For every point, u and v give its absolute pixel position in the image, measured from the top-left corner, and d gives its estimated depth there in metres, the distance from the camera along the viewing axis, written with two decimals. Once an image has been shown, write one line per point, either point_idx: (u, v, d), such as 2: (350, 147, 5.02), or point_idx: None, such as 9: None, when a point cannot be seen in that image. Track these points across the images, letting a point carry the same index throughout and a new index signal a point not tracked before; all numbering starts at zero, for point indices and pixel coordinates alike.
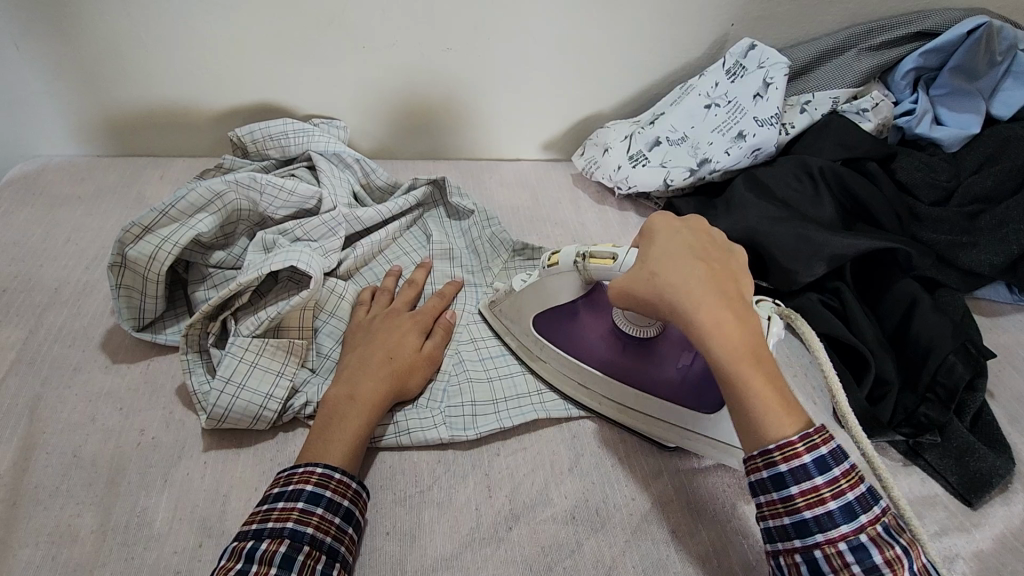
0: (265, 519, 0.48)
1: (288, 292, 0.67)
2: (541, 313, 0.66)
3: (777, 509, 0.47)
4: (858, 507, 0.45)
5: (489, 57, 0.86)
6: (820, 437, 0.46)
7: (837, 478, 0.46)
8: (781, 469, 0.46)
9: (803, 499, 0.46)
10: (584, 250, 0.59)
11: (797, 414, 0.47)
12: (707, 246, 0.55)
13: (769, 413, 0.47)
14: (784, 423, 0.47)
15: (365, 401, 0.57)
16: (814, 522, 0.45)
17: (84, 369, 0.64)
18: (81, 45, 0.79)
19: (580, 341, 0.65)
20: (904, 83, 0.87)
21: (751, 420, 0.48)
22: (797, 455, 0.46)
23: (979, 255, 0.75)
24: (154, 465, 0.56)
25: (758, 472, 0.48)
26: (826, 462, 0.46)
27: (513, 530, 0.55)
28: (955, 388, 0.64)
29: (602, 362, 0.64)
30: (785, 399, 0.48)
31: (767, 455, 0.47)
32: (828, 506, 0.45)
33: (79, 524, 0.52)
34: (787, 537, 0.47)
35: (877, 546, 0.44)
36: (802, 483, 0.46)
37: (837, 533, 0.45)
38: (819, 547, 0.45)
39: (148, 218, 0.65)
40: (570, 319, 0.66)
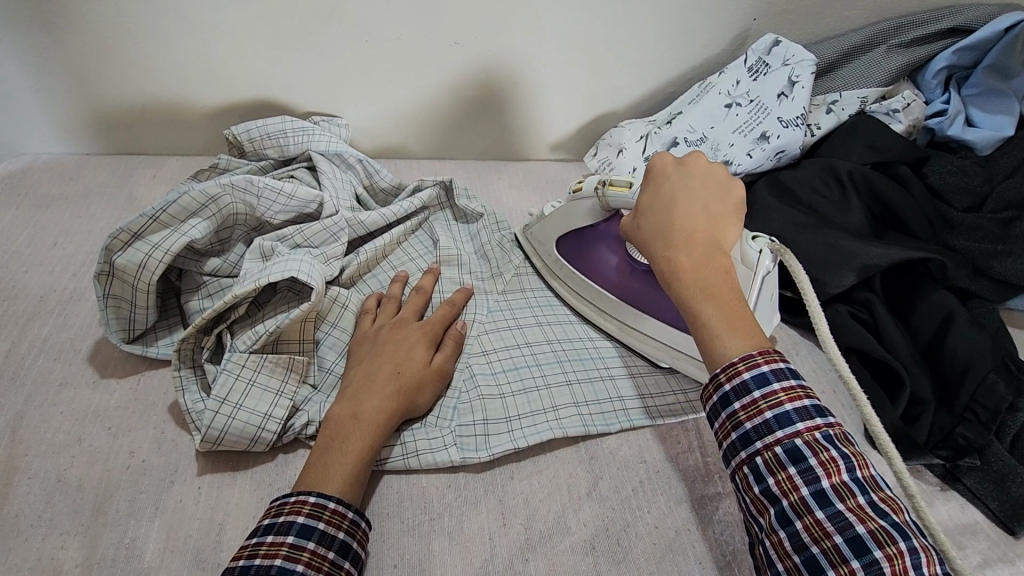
0: (252, 555, 0.44)
1: (288, 303, 0.63)
2: (564, 235, 0.71)
3: (725, 428, 0.44)
4: (795, 416, 0.42)
5: (499, 53, 0.82)
6: (763, 357, 0.43)
7: (775, 390, 0.42)
8: (724, 388, 0.44)
9: (743, 412, 0.43)
10: (605, 179, 0.63)
11: (748, 337, 0.45)
12: (695, 185, 0.53)
13: (714, 336, 0.45)
14: (731, 347, 0.45)
15: (369, 420, 0.53)
16: (754, 432, 0.43)
17: (70, 385, 0.60)
18: (67, 37, 0.74)
19: (595, 263, 0.70)
20: (935, 82, 0.83)
21: (702, 347, 0.47)
22: (737, 374, 0.43)
23: (1016, 264, 0.71)
24: (145, 491, 0.53)
25: (710, 398, 0.46)
26: (764, 377, 0.43)
27: (528, 562, 0.51)
28: (996, 409, 0.60)
29: (610, 283, 0.69)
30: (734, 323, 0.45)
31: (714, 377, 0.45)
32: (765, 416, 0.42)
33: (63, 556, 0.48)
34: (734, 452, 0.44)
35: (812, 450, 0.40)
36: (741, 396, 0.43)
37: (773, 439, 0.42)
38: (759, 455, 0.42)
39: (137, 223, 0.61)
40: (589, 245, 0.71)
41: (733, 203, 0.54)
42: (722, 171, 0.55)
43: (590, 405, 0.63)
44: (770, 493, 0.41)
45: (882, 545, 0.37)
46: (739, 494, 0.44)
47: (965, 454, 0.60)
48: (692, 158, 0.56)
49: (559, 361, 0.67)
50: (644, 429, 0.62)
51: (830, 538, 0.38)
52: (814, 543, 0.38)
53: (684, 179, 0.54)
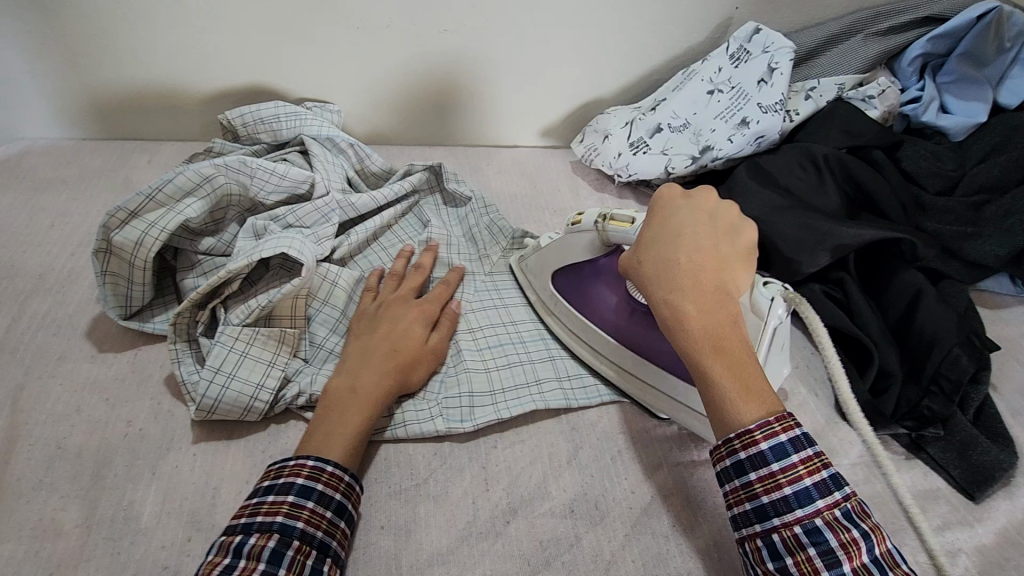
0: (254, 512, 0.47)
1: (279, 280, 0.65)
2: (561, 270, 0.68)
3: (739, 496, 0.46)
4: (815, 492, 0.44)
5: (487, 40, 0.84)
6: (780, 425, 0.45)
7: (795, 463, 0.44)
8: (740, 456, 0.46)
9: (761, 485, 0.45)
10: (606, 212, 0.61)
11: (762, 401, 0.47)
12: (702, 232, 0.54)
13: (730, 403, 0.47)
14: (746, 413, 0.46)
15: (367, 394, 0.56)
16: (771, 506, 0.44)
17: (70, 358, 0.62)
18: (63, 22, 0.76)
19: (593, 301, 0.66)
20: (910, 70, 0.86)
21: (714, 408, 0.48)
22: (754, 442, 0.45)
23: (984, 245, 0.74)
24: (142, 457, 0.55)
25: (722, 461, 0.47)
26: (784, 449, 0.45)
27: (510, 524, 0.54)
28: (959, 381, 0.63)
29: (607, 323, 0.65)
30: (749, 388, 0.47)
31: (728, 443, 0.46)
32: (784, 492, 0.44)
33: (63, 517, 0.50)
34: (748, 522, 0.46)
35: (832, 530, 0.42)
36: (759, 468, 0.45)
37: (792, 517, 0.43)
38: (777, 531, 0.44)
39: (133, 202, 0.63)
40: (587, 282, 0.67)
41: (739, 249, 0.54)
42: (727, 216, 0.56)
43: (572, 380, 0.66)
44: (787, 571, 0.43)
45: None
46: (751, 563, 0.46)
47: (930, 424, 0.63)
48: (699, 202, 0.56)
49: (543, 339, 0.70)
50: (624, 403, 0.64)
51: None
52: None
53: (689, 225, 0.54)
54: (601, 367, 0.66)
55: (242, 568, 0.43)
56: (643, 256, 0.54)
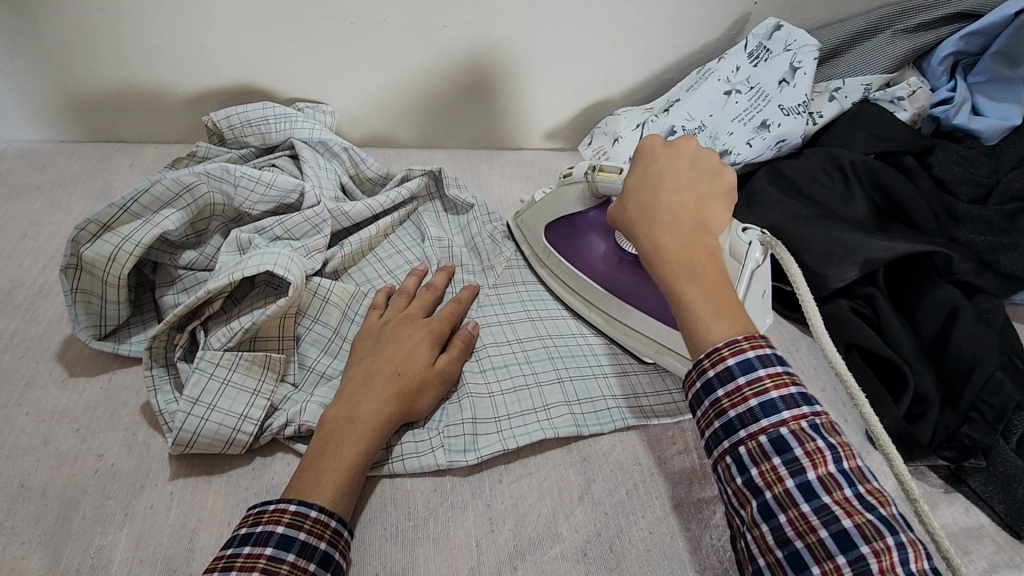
0: (228, 567, 0.41)
1: (265, 298, 0.60)
2: (553, 221, 0.68)
3: (707, 416, 0.41)
4: (781, 403, 0.38)
5: (492, 39, 0.79)
6: (748, 342, 0.40)
7: (760, 376, 0.39)
8: (708, 375, 0.41)
9: (727, 399, 0.40)
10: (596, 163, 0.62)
11: (734, 320, 0.42)
12: (681, 166, 0.51)
13: (698, 322, 0.42)
14: (715, 331, 0.41)
15: (365, 426, 0.51)
16: (738, 420, 0.39)
17: (37, 383, 0.57)
18: (35, 17, 0.70)
19: (584, 251, 0.67)
20: (941, 70, 0.81)
21: (685, 332, 0.44)
22: (721, 360, 0.40)
23: (1022, 258, 0.69)
24: (113, 497, 0.50)
25: (693, 384, 0.42)
26: (750, 363, 0.40)
27: (518, 570, 0.49)
28: (1004, 408, 0.58)
29: (596, 273, 0.66)
30: (719, 304, 0.42)
31: (697, 362, 0.42)
32: (750, 404, 0.39)
33: (24, 566, 0.45)
34: (716, 441, 0.41)
35: (798, 440, 0.37)
36: (725, 383, 0.40)
37: (757, 428, 0.39)
38: (743, 445, 0.39)
39: (106, 213, 0.58)
40: (578, 232, 0.68)
41: (723, 186, 0.51)
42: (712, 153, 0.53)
43: (583, 406, 0.60)
44: (753, 485, 0.38)
45: (869, 540, 0.34)
46: (720, 484, 0.42)
47: (970, 455, 0.58)
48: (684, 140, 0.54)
49: (551, 358, 0.65)
50: (640, 430, 0.60)
51: (815, 532, 0.35)
52: (799, 537, 0.36)
53: (670, 162, 0.52)
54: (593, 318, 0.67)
55: None
56: (625, 196, 0.52)
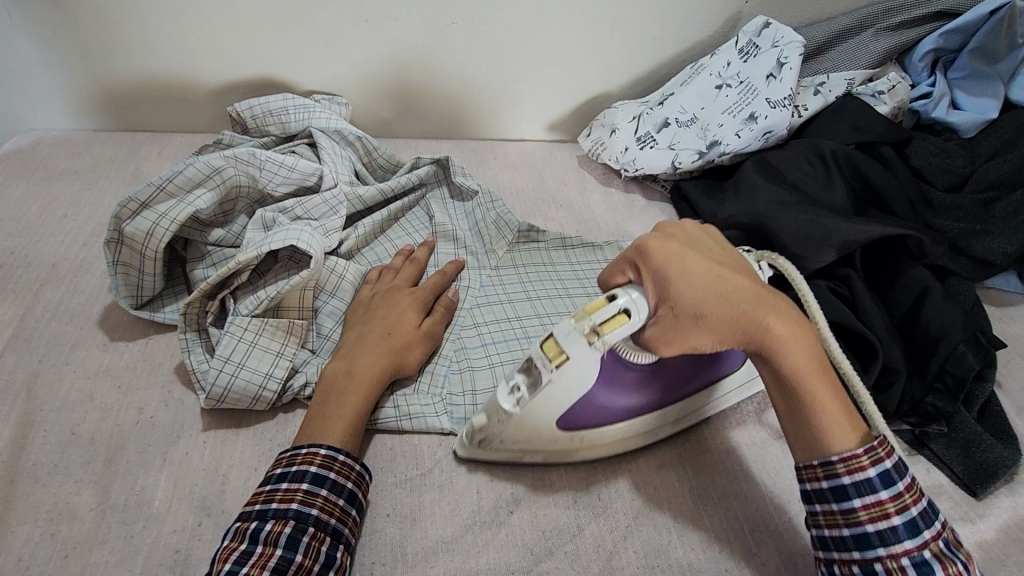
0: (269, 500, 0.48)
1: (289, 271, 0.66)
2: (560, 417, 0.53)
3: (836, 521, 0.47)
4: (920, 523, 0.45)
5: (497, 34, 0.84)
6: (883, 449, 0.46)
7: (901, 491, 0.46)
8: (847, 482, 0.46)
9: (867, 512, 0.45)
10: (586, 327, 0.48)
11: (856, 420, 0.48)
12: (711, 255, 0.50)
13: (841, 435, 0.46)
14: (853, 440, 0.46)
15: (363, 377, 0.57)
16: (876, 535, 0.45)
17: (82, 346, 0.63)
18: (77, 15, 0.77)
19: (619, 411, 0.55)
20: (921, 65, 0.85)
21: (824, 444, 0.47)
22: (862, 468, 0.46)
23: (992, 243, 0.73)
24: (153, 444, 0.56)
25: (819, 483, 0.47)
26: (890, 477, 0.46)
27: (513, 514, 0.55)
28: (964, 379, 0.63)
29: (647, 407, 0.56)
30: (845, 407, 0.47)
31: (834, 469, 0.46)
32: (891, 520, 0.45)
33: (77, 501, 0.52)
34: (844, 548, 0.46)
35: (940, 562, 0.44)
36: (866, 495, 0.45)
37: (900, 548, 0.44)
38: (881, 561, 0.44)
39: (145, 193, 0.64)
40: (592, 406, 0.53)
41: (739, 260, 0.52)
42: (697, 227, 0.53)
43: None
44: None
45: None
46: None
47: (932, 422, 0.63)
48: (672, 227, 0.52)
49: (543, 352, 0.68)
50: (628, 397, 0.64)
51: None
52: None
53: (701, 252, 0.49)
54: (657, 435, 0.60)
55: (261, 554, 0.45)
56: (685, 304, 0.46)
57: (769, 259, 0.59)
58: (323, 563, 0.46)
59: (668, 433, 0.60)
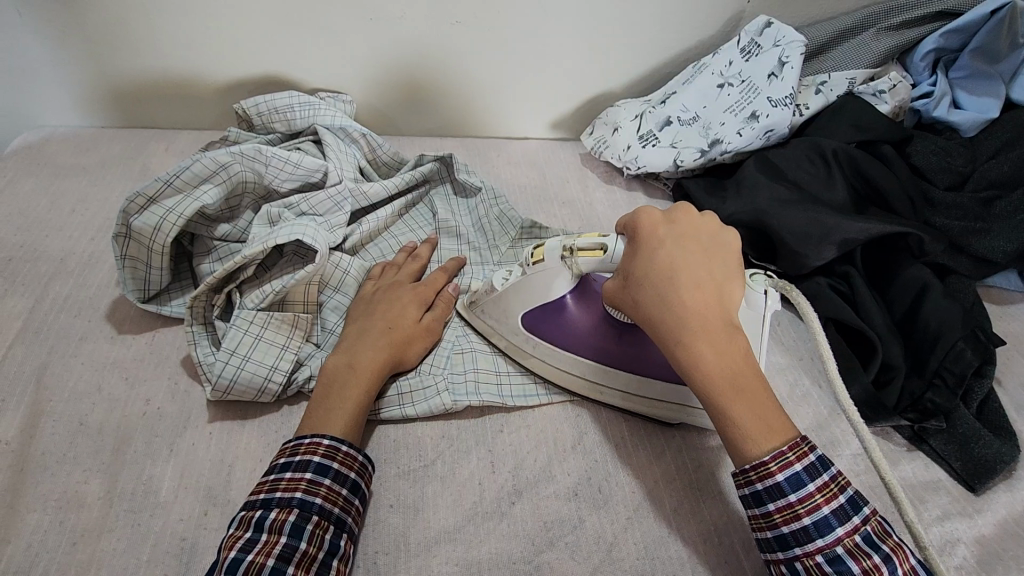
0: (273, 489, 0.49)
1: (293, 266, 0.67)
2: (524, 312, 0.62)
3: (759, 524, 0.47)
4: (834, 520, 0.44)
5: (500, 33, 0.85)
6: (794, 454, 0.45)
7: (811, 492, 0.45)
8: (757, 487, 0.46)
9: (780, 516, 0.45)
10: (569, 243, 0.57)
11: (778, 428, 0.46)
12: (679, 250, 0.51)
13: (747, 436, 0.46)
14: (760, 445, 0.46)
15: (366, 369, 0.58)
16: (792, 537, 0.45)
17: (90, 339, 0.64)
18: (86, 14, 0.78)
19: (575, 335, 0.61)
20: (923, 65, 0.86)
21: (730, 442, 0.47)
22: (770, 474, 0.45)
23: (992, 241, 0.74)
24: (160, 435, 0.57)
25: (741, 487, 0.48)
26: (799, 479, 0.45)
27: (515, 505, 0.55)
28: (963, 376, 0.63)
29: (600, 355, 0.61)
30: (765, 415, 0.46)
31: (744, 473, 0.46)
32: (803, 521, 0.45)
33: (86, 490, 0.53)
34: (771, 549, 0.47)
35: (854, 557, 0.43)
36: (777, 500, 0.45)
37: (813, 546, 0.44)
38: (800, 560, 0.45)
39: (152, 188, 0.65)
40: (558, 311, 0.62)
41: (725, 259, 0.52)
42: (701, 219, 0.54)
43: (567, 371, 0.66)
44: None
45: None
46: None
47: (932, 417, 0.63)
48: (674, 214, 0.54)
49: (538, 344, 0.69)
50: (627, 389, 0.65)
51: None
52: None
53: (680, 247, 0.51)
54: (604, 396, 0.62)
55: (265, 542, 0.46)
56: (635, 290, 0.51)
57: (782, 288, 0.58)
58: (327, 551, 0.47)
59: (613, 401, 0.62)
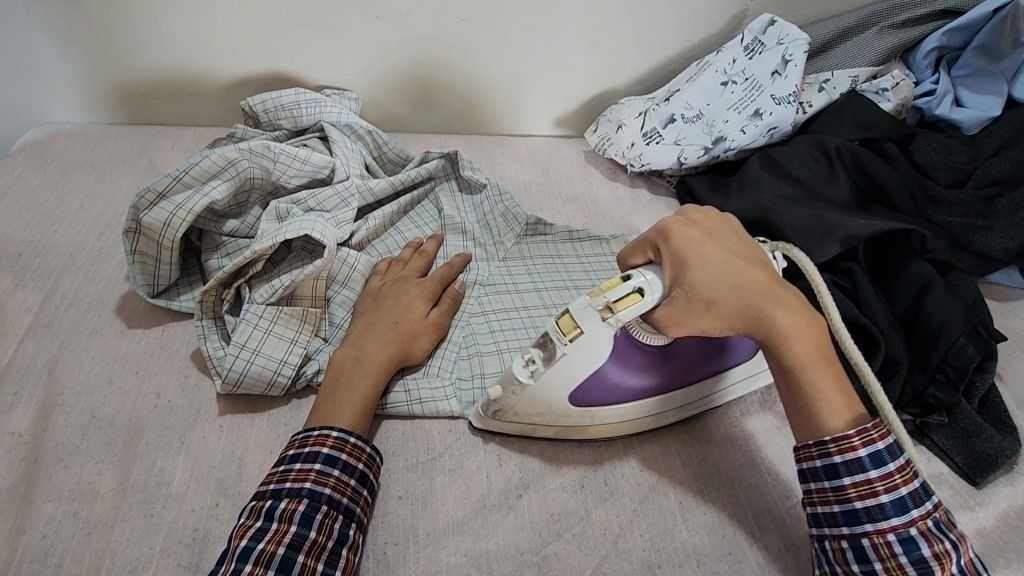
0: (282, 480, 0.50)
1: (302, 260, 0.68)
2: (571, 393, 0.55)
3: (828, 497, 0.47)
4: (910, 502, 0.45)
5: (505, 30, 0.85)
6: (877, 431, 0.46)
7: (891, 472, 0.45)
8: (835, 461, 0.46)
9: (855, 490, 0.46)
10: (601, 300, 0.50)
11: (854, 404, 0.47)
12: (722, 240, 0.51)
13: (830, 413, 0.47)
14: (843, 421, 0.47)
15: (373, 362, 0.59)
16: (864, 512, 0.45)
17: (100, 333, 0.64)
18: (94, 10, 0.78)
19: (624, 388, 0.56)
20: (925, 63, 0.87)
21: (812, 422, 0.48)
22: (853, 450, 0.46)
23: (993, 238, 0.74)
24: (171, 427, 0.57)
25: (813, 461, 0.48)
26: (881, 457, 0.46)
27: (522, 497, 0.56)
28: (964, 370, 0.64)
29: (653, 387, 0.57)
30: (843, 393, 0.48)
31: (823, 449, 0.47)
32: (880, 498, 0.45)
33: (98, 482, 0.53)
34: (834, 523, 0.47)
35: (926, 539, 0.44)
36: (855, 474, 0.46)
37: (887, 525, 0.45)
38: (867, 537, 0.45)
39: (161, 184, 0.66)
40: (602, 381, 0.55)
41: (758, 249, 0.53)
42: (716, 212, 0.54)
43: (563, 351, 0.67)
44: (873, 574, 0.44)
45: None
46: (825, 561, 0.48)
47: (934, 412, 0.64)
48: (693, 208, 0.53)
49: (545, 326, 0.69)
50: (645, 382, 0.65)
51: None
52: None
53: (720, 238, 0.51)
54: (664, 420, 0.61)
55: (275, 530, 0.46)
56: (698, 287, 0.48)
57: (784, 250, 0.58)
58: (336, 540, 0.48)
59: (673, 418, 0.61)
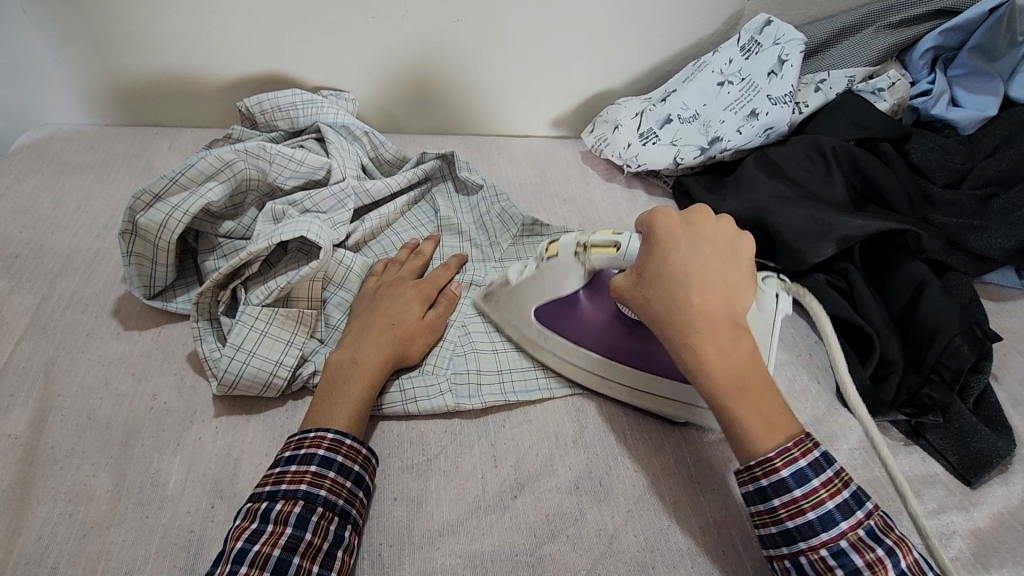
0: (278, 481, 0.50)
1: (298, 262, 0.68)
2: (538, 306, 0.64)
3: (764, 520, 0.48)
4: (838, 514, 0.46)
5: (502, 30, 0.86)
6: (799, 450, 0.47)
7: (815, 487, 0.46)
8: (761, 483, 0.47)
9: (785, 510, 0.46)
10: (583, 239, 0.58)
11: (783, 427, 0.48)
12: (699, 251, 0.52)
13: (753, 433, 0.48)
14: (765, 442, 0.47)
15: (368, 363, 0.59)
16: (797, 531, 0.46)
17: (97, 334, 0.64)
18: (91, 12, 0.78)
19: (583, 327, 0.63)
20: (921, 63, 0.86)
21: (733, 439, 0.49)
22: (775, 469, 0.47)
23: (989, 238, 0.74)
24: (168, 429, 0.58)
25: (744, 484, 0.48)
26: (804, 474, 0.46)
27: (517, 498, 0.56)
28: (959, 371, 0.64)
29: (608, 347, 0.63)
30: (770, 416, 0.48)
31: (749, 469, 0.48)
32: (807, 516, 0.46)
33: (94, 483, 0.53)
34: (775, 544, 0.48)
35: (857, 550, 0.45)
36: (782, 494, 0.47)
37: (818, 540, 0.45)
38: (804, 554, 0.46)
39: (158, 185, 0.66)
40: (571, 306, 0.63)
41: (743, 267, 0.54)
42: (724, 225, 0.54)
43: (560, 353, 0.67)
44: None
45: None
46: None
47: (929, 412, 0.64)
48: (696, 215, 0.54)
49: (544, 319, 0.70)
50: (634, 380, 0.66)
51: None
52: None
53: (694, 249, 0.52)
54: (613, 393, 0.64)
55: (272, 532, 0.47)
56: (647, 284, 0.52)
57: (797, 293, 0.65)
58: (332, 542, 0.48)
59: (621, 398, 0.63)
